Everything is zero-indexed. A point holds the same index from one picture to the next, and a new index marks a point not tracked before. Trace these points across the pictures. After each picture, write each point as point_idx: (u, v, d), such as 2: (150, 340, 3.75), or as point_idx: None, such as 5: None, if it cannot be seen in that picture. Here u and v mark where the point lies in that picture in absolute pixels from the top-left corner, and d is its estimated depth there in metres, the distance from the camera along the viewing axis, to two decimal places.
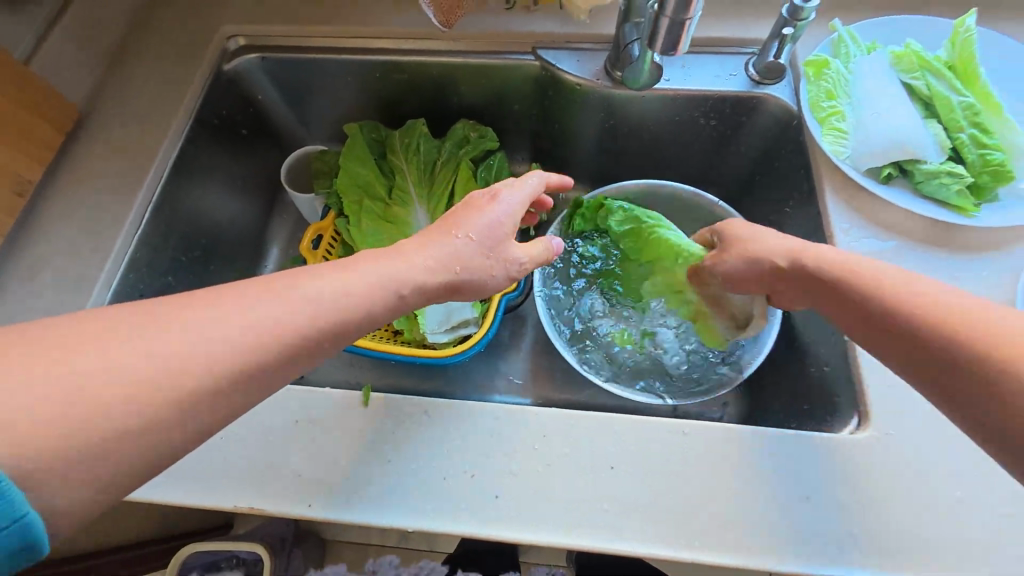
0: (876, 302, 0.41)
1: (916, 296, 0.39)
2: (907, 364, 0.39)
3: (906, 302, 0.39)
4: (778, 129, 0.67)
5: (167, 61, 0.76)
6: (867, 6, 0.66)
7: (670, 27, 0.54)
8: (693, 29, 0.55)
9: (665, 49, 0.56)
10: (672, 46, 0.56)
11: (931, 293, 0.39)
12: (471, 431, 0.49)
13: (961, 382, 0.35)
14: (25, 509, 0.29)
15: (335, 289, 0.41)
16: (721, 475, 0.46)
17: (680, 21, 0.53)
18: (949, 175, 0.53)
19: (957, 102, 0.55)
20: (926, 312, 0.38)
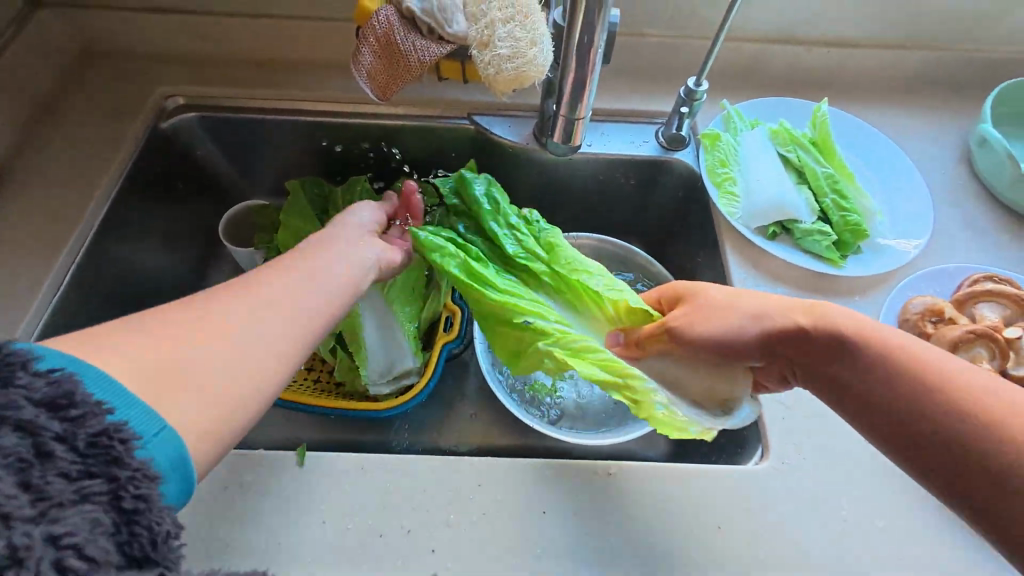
0: (858, 347, 0.44)
1: (879, 349, 0.44)
2: (875, 411, 0.43)
3: (872, 354, 0.44)
4: (686, 189, 0.76)
5: (99, 118, 0.76)
6: (750, 88, 0.78)
7: (564, 122, 0.59)
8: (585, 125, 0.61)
9: (563, 140, 0.61)
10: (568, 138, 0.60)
11: (896, 345, 0.43)
12: (408, 485, 0.50)
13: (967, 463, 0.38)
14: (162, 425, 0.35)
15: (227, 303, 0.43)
16: (644, 512, 0.50)
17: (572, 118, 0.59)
18: (820, 233, 0.63)
19: (821, 172, 0.66)
20: (890, 358, 0.43)
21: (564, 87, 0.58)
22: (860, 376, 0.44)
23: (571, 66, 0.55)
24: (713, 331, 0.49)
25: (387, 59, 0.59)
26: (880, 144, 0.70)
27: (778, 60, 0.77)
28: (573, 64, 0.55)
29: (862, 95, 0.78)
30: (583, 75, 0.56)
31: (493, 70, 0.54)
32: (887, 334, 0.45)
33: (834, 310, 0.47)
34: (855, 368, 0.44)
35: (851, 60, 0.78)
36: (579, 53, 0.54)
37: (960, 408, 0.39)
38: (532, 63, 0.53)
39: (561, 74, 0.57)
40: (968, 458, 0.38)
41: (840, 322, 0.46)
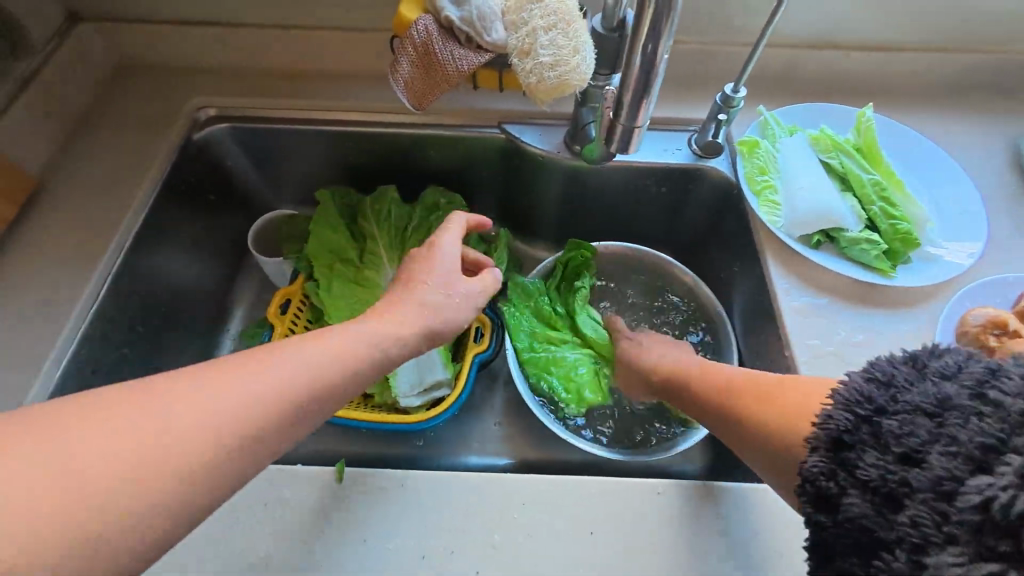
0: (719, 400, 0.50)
1: (729, 382, 0.50)
2: (747, 446, 0.45)
3: (724, 394, 0.49)
4: (721, 197, 0.75)
5: (134, 131, 0.77)
6: (786, 93, 0.76)
7: (623, 132, 0.57)
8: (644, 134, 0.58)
9: (620, 149, 0.59)
10: (624, 146, 0.59)
11: (759, 381, 0.47)
12: (449, 503, 0.49)
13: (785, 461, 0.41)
14: (90, 540, 0.29)
15: (231, 378, 0.38)
16: (695, 533, 0.48)
17: (631, 129, 0.56)
18: (868, 242, 0.61)
19: (867, 179, 0.64)
20: (731, 390, 0.49)
21: (623, 101, 0.54)
22: (711, 411, 0.51)
23: (631, 85, 0.52)
24: (630, 364, 0.68)
25: (425, 69, 0.58)
26: (927, 150, 0.68)
27: (815, 65, 0.76)
28: (635, 83, 0.51)
29: (902, 100, 0.76)
30: (644, 94, 0.52)
31: (534, 79, 0.53)
32: (739, 376, 0.50)
33: (712, 365, 0.56)
34: (720, 414, 0.49)
35: (891, 64, 0.76)
36: (642, 68, 0.50)
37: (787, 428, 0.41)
38: (575, 71, 0.52)
39: (619, 90, 0.54)
40: (811, 472, 0.39)
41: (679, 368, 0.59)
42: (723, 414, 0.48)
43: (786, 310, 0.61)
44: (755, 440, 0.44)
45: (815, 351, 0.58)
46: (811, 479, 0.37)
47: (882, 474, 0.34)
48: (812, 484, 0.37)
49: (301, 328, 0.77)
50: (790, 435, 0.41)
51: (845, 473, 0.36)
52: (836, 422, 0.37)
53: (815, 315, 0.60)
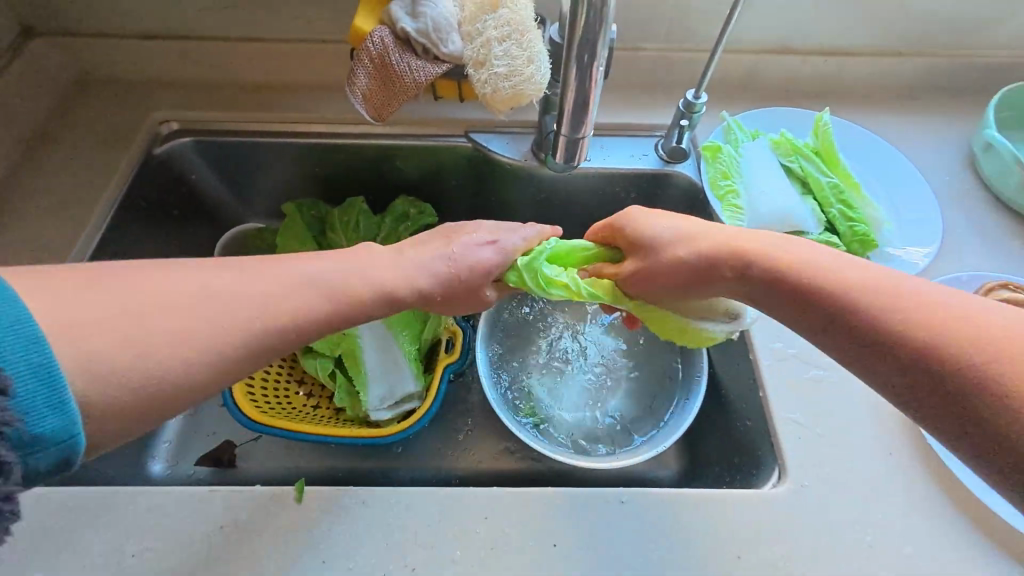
0: (827, 303, 0.41)
1: (846, 284, 0.41)
2: (863, 348, 0.40)
3: (831, 289, 0.41)
4: (688, 202, 0.75)
5: (92, 146, 0.75)
6: (749, 98, 0.77)
7: (567, 143, 0.57)
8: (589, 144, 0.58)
9: (565, 161, 0.59)
10: (570, 157, 0.59)
11: (887, 287, 0.40)
12: (412, 520, 0.48)
13: (941, 382, 0.36)
14: (77, 433, 0.32)
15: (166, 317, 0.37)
16: (659, 541, 0.48)
17: (575, 140, 0.56)
18: (828, 245, 0.62)
19: (826, 182, 0.65)
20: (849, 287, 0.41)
21: (564, 113, 0.54)
22: (810, 308, 0.42)
23: (571, 94, 0.52)
24: (654, 267, 0.51)
25: (382, 81, 0.58)
26: (883, 153, 0.69)
27: (776, 70, 0.77)
28: (574, 90, 0.51)
29: (862, 103, 0.78)
30: (585, 102, 0.52)
31: (490, 89, 0.53)
32: (854, 272, 0.42)
33: (801, 248, 0.45)
34: (827, 315, 0.41)
35: (849, 68, 0.77)
36: (578, 82, 0.50)
37: (940, 352, 0.36)
38: (530, 81, 0.52)
39: (561, 99, 0.54)
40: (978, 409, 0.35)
41: (757, 257, 0.46)
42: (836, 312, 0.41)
43: None
44: (886, 346, 0.38)
45: (779, 354, 0.59)
46: None
47: None
48: None
49: None
50: (958, 351, 0.36)
51: None
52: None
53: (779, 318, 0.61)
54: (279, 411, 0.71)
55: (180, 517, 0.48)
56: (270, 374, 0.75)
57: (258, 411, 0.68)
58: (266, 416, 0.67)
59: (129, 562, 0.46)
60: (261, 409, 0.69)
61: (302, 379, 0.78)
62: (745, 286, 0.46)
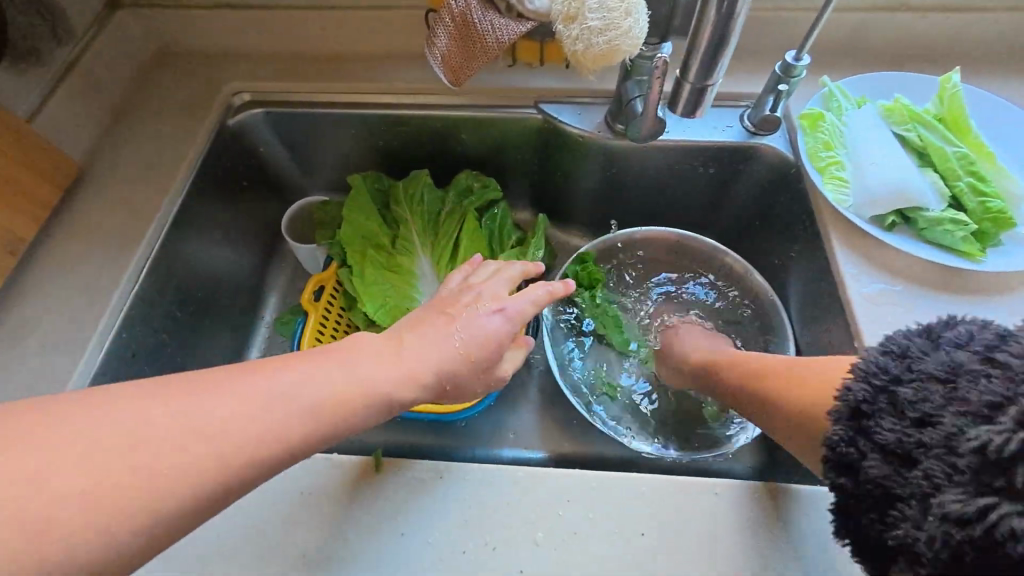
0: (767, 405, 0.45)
1: (778, 384, 0.44)
2: (785, 433, 0.43)
3: (767, 387, 0.46)
4: (776, 177, 0.69)
5: (171, 116, 0.77)
6: (852, 63, 0.70)
7: (692, 93, 0.53)
8: (714, 95, 0.54)
9: (687, 112, 0.55)
10: (692, 109, 0.55)
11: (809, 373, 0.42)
12: (490, 497, 0.46)
13: (815, 437, 0.39)
14: None
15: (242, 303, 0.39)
16: (757, 539, 0.44)
17: (700, 89, 0.52)
18: (954, 223, 0.55)
19: (952, 152, 0.57)
20: (757, 377, 0.48)
21: (692, 60, 0.50)
22: (747, 402, 0.48)
23: (705, 38, 0.47)
24: (673, 355, 0.64)
25: (464, 41, 0.55)
26: (1019, 121, 0.61)
27: (886, 30, 0.69)
28: (710, 33, 0.47)
29: (986, 67, 0.69)
30: (718, 49, 0.48)
31: (581, 46, 0.49)
32: (791, 364, 0.45)
33: (751, 361, 0.50)
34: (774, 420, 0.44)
35: (974, 27, 0.68)
36: (716, 25, 0.46)
37: (816, 412, 0.40)
38: (627, 36, 0.48)
39: (689, 45, 0.49)
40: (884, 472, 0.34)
41: (723, 368, 0.54)
42: (754, 401, 0.47)
43: (856, 299, 0.55)
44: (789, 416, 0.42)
45: None
46: (840, 446, 0.36)
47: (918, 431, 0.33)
48: (835, 451, 0.36)
49: (335, 314, 0.76)
50: (817, 407, 0.40)
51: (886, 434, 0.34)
52: (854, 394, 0.36)
53: (890, 303, 0.55)
54: None
55: (260, 478, 0.48)
56: None
57: None
58: None
59: (213, 520, 0.46)
60: None
61: None
62: (724, 397, 0.53)
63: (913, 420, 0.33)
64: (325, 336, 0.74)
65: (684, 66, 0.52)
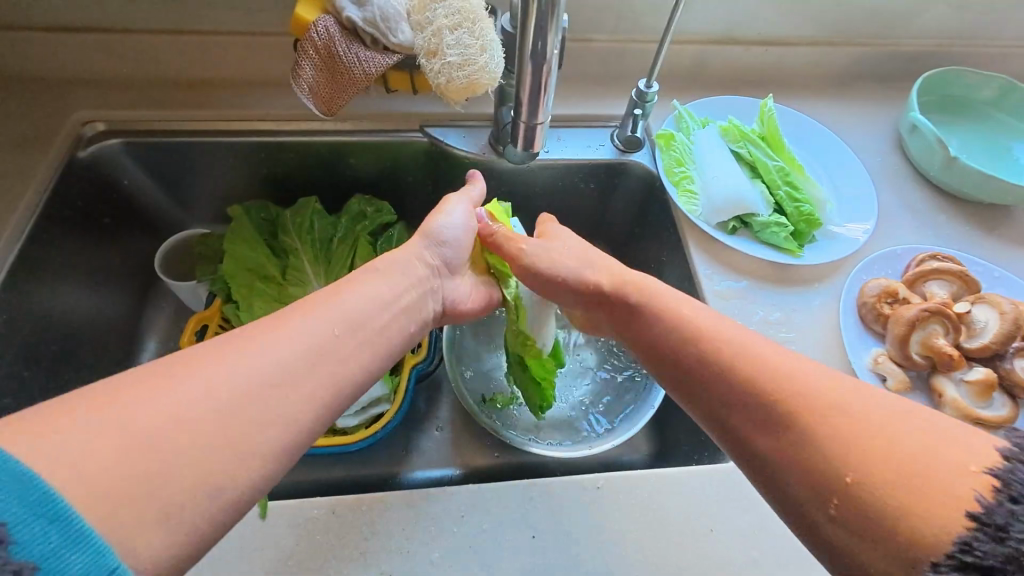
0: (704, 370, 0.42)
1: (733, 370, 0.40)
2: (738, 430, 0.39)
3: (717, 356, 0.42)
4: (645, 189, 0.76)
5: (6, 151, 0.69)
6: (696, 88, 0.80)
7: (526, 130, 0.57)
8: (547, 130, 0.58)
9: (525, 147, 0.59)
10: (530, 144, 0.59)
11: (794, 374, 0.38)
12: (386, 525, 0.46)
13: (778, 469, 0.36)
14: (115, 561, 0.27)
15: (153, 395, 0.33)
16: (636, 523, 0.48)
17: (533, 126, 0.56)
18: (777, 225, 0.65)
19: (773, 166, 0.68)
20: (723, 355, 0.41)
21: (521, 99, 0.54)
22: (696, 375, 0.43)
23: (527, 79, 0.51)
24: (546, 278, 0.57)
25: (329, 73, 0.55)
26: (824, 136, 0.73)
27: (720, 60, 0.80)
28: (531, 76, 0.51)
29: (801, 91, 0.82)
30: (541, 87, 0.52)
31: (443, 79, 0.52)
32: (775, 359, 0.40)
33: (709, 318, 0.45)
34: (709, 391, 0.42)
35: (787, 57, 0.81)
36: (533, 66, 0.50)
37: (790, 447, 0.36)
38: (484, 71, 0.51)
39: (518, 84, 0.53)
40: (820, 496, 0.34)
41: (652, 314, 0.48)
42: (713, 376, 0.41)
43: (709, 295, 0.64)
44: (756, 425, 0.38)
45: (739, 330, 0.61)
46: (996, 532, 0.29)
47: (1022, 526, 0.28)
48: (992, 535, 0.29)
49: None
50: (813, 446, 0.35)
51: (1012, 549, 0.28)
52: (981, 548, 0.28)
53: (737, 298, 0.63)
54: None
55: None
56: None
57: None
58: None
59: None
60: None
61: None
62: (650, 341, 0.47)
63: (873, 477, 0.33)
64: None
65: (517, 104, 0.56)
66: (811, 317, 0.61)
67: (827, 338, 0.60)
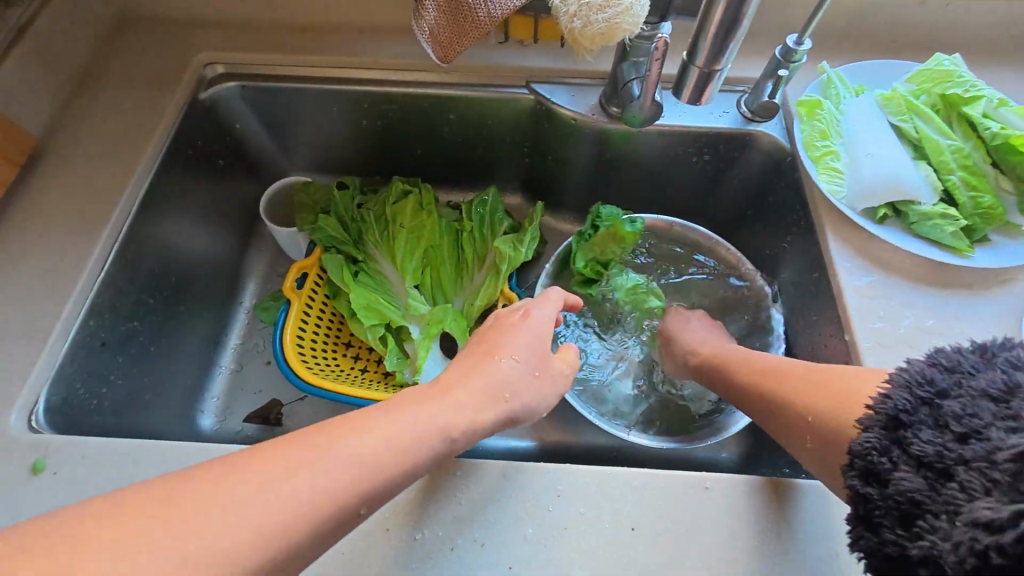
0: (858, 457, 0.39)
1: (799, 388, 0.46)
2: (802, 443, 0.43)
3: (819, 433, 0.41)
4: (771, 165, 0.68)
5: (137, 89, 0.72)
6: (849, 50, 0.68)
7: (700, 78, 0.52)
8: (721, 81, 0.52)
9: (694, 99, 0.54)
10: (698, 96, 0.53)
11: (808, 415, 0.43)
12: (479, 493, 0.45)
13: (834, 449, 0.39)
14: None
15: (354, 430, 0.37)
16: (745, 535, 0.44)
17: (709, 72, 0.51)
18: (942, 217, 0.55)
19: (946, 146, 0.56)
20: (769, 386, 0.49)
21: (702, 41, 0.48)
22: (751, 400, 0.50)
23: (718, 13, 0.46)
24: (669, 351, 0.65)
25: (453, 14, 0.52)
26: None
27: (886, 17, 0.67)
28: (722, 11, 0.45)
29: (983, 58, 0.68)
30: (731, 26, 0.46)
31: (580, 23, 0.46)
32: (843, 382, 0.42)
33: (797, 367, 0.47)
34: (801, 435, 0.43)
35: (972, 14, 0.67)
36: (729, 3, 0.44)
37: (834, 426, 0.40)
38: (627, 13, 0.46)
39: (701, 23, 0.48)
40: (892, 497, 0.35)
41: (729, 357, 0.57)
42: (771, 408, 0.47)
43: (848, 291, 0.55)
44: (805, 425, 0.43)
45: (880, 335, 0.52)
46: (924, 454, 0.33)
47: (934, 430, 0.34)
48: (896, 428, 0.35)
49: (316, 306, 0.74)
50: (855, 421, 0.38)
51: (885, 440, 0.35)
52: (893, 402, 0.36)
53: (883, 298, 0.55)
54: (329, 373, 0.70)
55: None
56: (321, 334, 0.74)
57: (306, 368, 0.67)
58: (317, 376, 0.66)
59: None
60: (310, 369, 0.68)
61: (350, 341, 0.77)
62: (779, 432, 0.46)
63: (890, 423, 0.36)
64: (307, 328, 0.72)
65: (691, 48, 0.50)
66: (976, 330, 0.52)
67: None
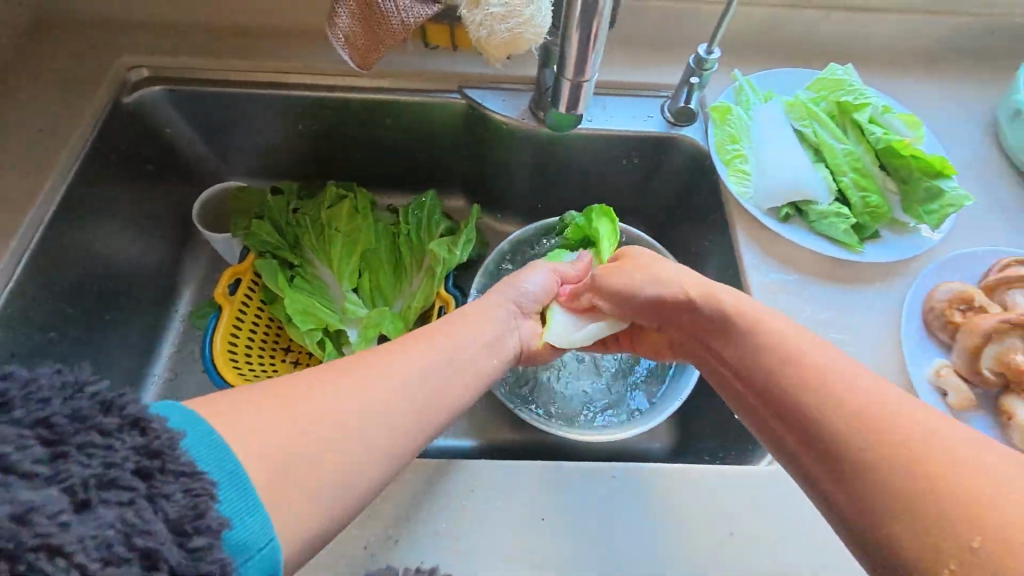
0: (838, 462, 0.34)
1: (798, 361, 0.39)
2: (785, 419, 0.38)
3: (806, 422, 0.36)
4: (692, 167, 0.71)
5: (57, 92, 0.70)
6: (763, 58, 0.72)
7: (570, 90, 0.56)
8: (592, 90, 0.57)
9: (569, 108, 0.58)
10: (573, 105, 0.58)
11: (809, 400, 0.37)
12: (396, 490, 0.46)
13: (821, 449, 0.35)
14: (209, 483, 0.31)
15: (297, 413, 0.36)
16: (648, 517, 0.46)
17: (578, 83, 0.55)
18: (837, 216, 0.59)
19: (841, 149, 0.61)
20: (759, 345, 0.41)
21: (566, 54, 0.53)
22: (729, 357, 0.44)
23: (575, 28, 0.50)
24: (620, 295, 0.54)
25: (366, 22, 0.53)
26: None
27: (794, 28, 0.72)
28: (578, 25, 0.50)
29: (884, 67, 0.73)
30: (589, 39, 0.51)
31: (485, 32, 0.48)
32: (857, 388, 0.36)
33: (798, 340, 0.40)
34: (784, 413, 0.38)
35: (873, 26, 0.72)
36: (580, 18, 0.49)
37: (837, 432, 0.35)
38: (529, 24, 0.48)
39: (563, 37, 0.52)
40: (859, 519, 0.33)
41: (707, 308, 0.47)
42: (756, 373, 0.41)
43: (755, 286, 0.59)
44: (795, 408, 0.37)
45: None
46: None
47: None
48: None
49: (251, 312, 0.74)
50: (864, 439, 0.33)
51: None
52: None
53: (786, 292, 0.58)
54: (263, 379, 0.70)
55: None
56: (256, 339, 0.74)
57: (237, 375, 0.67)
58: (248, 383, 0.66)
59: None
60: (242, 375, 0.68)
61: (289, 347, 0.77)
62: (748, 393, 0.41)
63: None
64: (241, 334, 0.72)
65: (562, 61, 0.54)
66: (867, 320, 0.56)
67: (883, 343, 0.55)
